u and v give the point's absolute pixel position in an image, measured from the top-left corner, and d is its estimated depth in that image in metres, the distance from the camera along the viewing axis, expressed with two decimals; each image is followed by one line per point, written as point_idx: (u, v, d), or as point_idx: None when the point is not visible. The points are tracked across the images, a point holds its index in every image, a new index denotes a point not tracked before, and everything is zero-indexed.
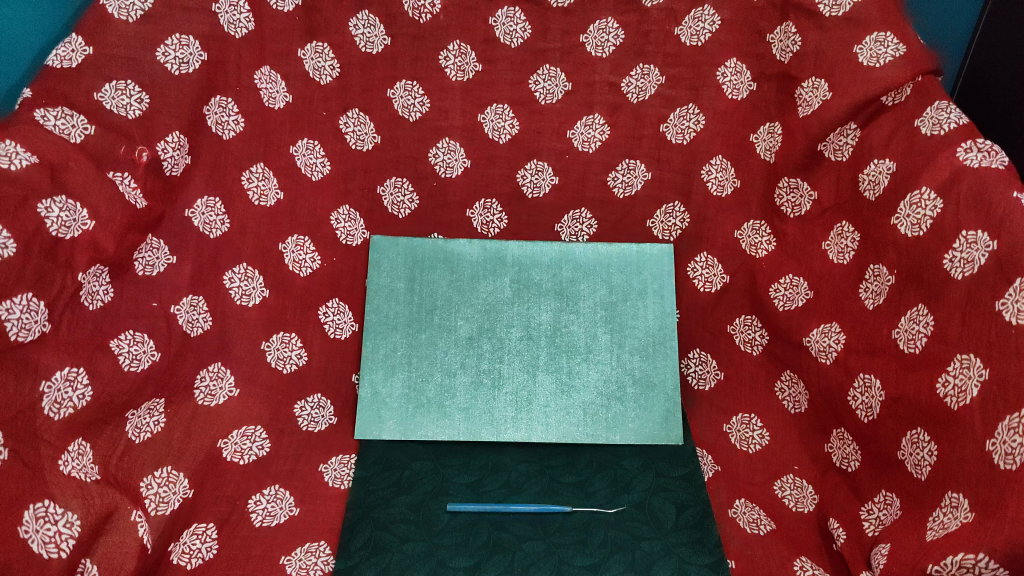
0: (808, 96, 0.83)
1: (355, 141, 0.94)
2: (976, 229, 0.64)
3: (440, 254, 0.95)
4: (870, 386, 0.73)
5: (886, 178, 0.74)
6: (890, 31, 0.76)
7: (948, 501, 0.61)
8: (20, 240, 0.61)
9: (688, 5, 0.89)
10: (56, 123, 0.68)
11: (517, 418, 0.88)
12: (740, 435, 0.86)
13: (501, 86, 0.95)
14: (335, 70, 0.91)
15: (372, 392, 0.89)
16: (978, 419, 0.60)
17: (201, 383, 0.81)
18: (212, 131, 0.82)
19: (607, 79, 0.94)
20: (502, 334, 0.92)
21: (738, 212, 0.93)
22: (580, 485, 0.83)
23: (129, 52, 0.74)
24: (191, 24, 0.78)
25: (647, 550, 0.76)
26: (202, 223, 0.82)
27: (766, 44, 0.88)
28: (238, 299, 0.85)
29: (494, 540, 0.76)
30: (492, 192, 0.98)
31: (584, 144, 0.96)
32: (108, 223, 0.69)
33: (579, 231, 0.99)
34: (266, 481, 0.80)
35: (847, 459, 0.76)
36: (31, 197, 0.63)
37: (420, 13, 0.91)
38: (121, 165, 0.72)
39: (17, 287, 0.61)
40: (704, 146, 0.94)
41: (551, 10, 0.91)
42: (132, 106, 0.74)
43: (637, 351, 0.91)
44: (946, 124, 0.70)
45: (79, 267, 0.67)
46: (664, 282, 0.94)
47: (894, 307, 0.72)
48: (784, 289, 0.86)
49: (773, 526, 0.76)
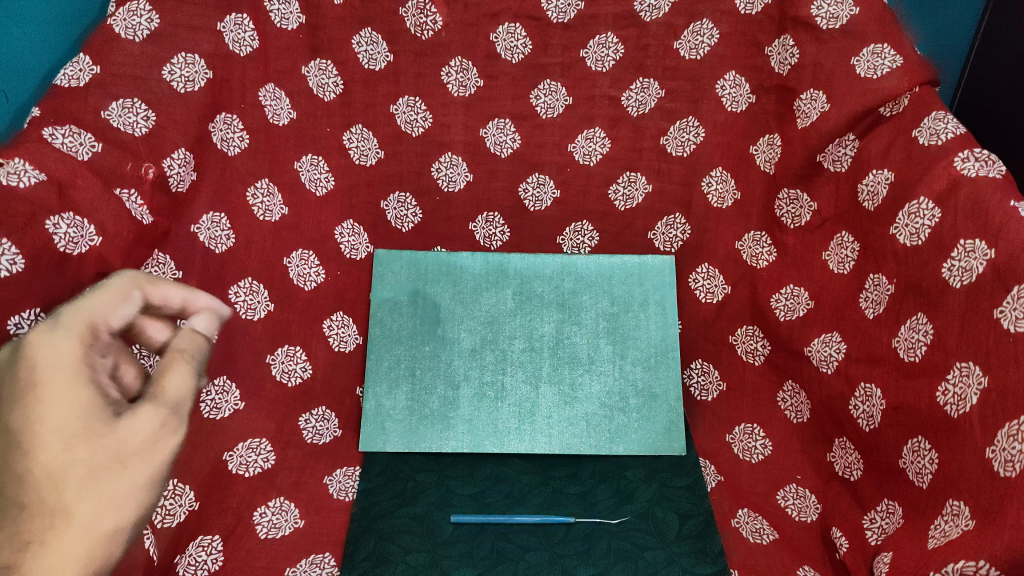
0: (806, 107, 0.84)
1: (359, 156, 0.95)
2: (973, 238, 0.64)
3: (443, 267, 0.96)
4: (871, 395, 0.73)
5: (885, 188, 0.75)
6: (887, 43, 0.77)
7: (949, 510, 0.62)
8: (28, 257, 0.63)
9: (687, 18, 0.91)
10: (65, 140, 0.69)
11: (520, 429, 0.89)
12: (742, 445, 0.87)
13: (502, 100, 0.96)
14: (338, 87, 0.93)
15: (376, 404, 0.89)
16: (977, 427, 0.60)
17: (207, 396, 0.78)
18: (217, 147, 0.83)
19: (607, 93, 0.95)
20: (505, 346, 0.92)
21: (739, 223, 0.94)
22: (584, 495, 0.83)
23: (135, 71, 0.75)
24: (196, 42, 0.79)
25: (651, 560, 0.76)
26: (208, 238, 0.82)
27: (764, 56, 0.89)
28: (244, 312, 0.84)
29: (498, 551, 0.77)
30: (494, 205, 0.99)
31: (585, 157, 0.97)
32: (115, 239, 0.71)
33: (580, 244, 0.99)
34: (272, 493, 0.79)
35: (850, 468, 0.76)
36: (39, 214, 0.64)
37: (422, 31, 0.93)
38: (128, 183, 0.73)
39: (24, 303, 0.62)
40: (704, 158, 0.94)
41: (551, 26, 0.94)
42: (139, 123, 0.74)
43: (639, 362, 0.92)
44: (943, 134, 0.70)
45: (86, 282, 0.68)
46: (665, 293, 0.94)
47: (894, 315, 0.72)
48: (785, 298, 0.87)
49: (776, 536, 0.77)
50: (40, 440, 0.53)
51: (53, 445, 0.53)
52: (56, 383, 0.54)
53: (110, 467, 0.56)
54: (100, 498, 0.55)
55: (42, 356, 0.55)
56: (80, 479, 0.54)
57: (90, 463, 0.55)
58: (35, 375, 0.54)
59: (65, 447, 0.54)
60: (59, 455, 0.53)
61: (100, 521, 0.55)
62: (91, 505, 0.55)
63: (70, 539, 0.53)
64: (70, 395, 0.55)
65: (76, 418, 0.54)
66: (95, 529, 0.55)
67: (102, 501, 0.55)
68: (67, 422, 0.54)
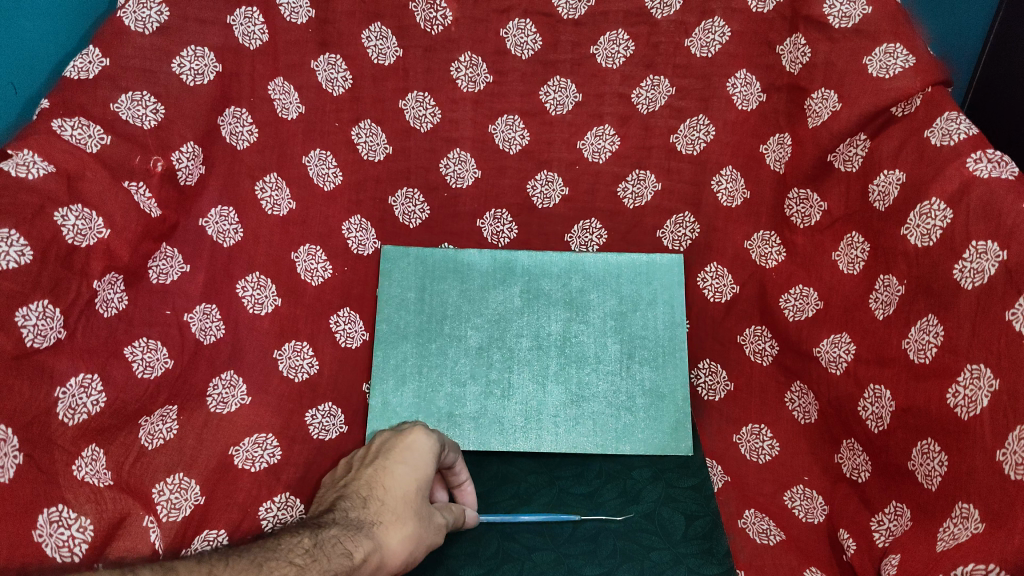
0: (818, 107, 0.84)
1: (367, 151, 0.95)
2: (985, 239, 0.64)
3: (450, 264, 0.95)
4: (881, 396, 0.73)
5: (896, 189, 0.74)
6: (899, 43, 0.77)
7: (958, 512, 0.61)
8: (37, 248, 0.63)
9: (699, 16, 0.91)
10: (74, 132, 0.70)
11: (526, 428, 0.88)
12: (750, 446, 0.86)
13: (512, 97, 0.96)
14: (348, 82, 0.92)
15: (382, 401, 0.89)
16: (987, 430, 0.60)
17: (213, 391, 0.80)
18: (226, 141, 0.83)
19: (617, 90, 0.95)
20: (512, 344, 0.92)
21: (748, 222, 0.93)
22: (589, 495, 0.84)
23: (144, 63, 0.76)
24: (206, 36, 0.80)
25: (656, 560, 0.80)
26: (215, 232, 0.82)
27: (776, 55, 0.88)
28: (250, 307, 0.85)
29: (504, 550, 0.80)
30: (503, 202, 0.98)
31: (594, 155, 0.97)
32: (123, 231, 0.71)
33: (588, 241, 0.99)
34: (277, 488, 0.80)
35: (858, 470, 0.75)
36: (47, 206, 0.65)
37: (432, 26, 0.93)
38: (137, 175, 0.73)
39: (33, 294, 0.62)
40: (715, 157, 0.94)
41: (561, 22, 0.93)
42: (148, 116, 0.75)
43: (647, 362, 0.91)
44: (955, 135, 0.70)
45: (94, 275, 0.68)
46: (673, 293, 0.93)
47: (904, 317, 0.72)
48: (794, 298, 0.86)
49: (782, 537, 0.78)
50: (398, 467, 0.70)
51: (398, 473, 0.70)
52: (421, 448, 0.72)
53: (422, 517, 0.69)
54: (413, 534, 0.67)
55: (422, 434, 0.73)
56: (412, 504, 0.68)
57: (416, 495, 0.69)
58: (413, 436, 0.73)
59: (406, 476, 0.69)
60: (402, 476, 0.69)
61: (406, 552, 0.66)
62: (410, 529, 0.67)
63: (385, 539, 0.65)
64: (426, 456, 0.72)
65: (426, 469, 0.71)
66: (401, 552, 0.65)
67: (415, 536, 0.67)
68: (419, 467, 0.71)
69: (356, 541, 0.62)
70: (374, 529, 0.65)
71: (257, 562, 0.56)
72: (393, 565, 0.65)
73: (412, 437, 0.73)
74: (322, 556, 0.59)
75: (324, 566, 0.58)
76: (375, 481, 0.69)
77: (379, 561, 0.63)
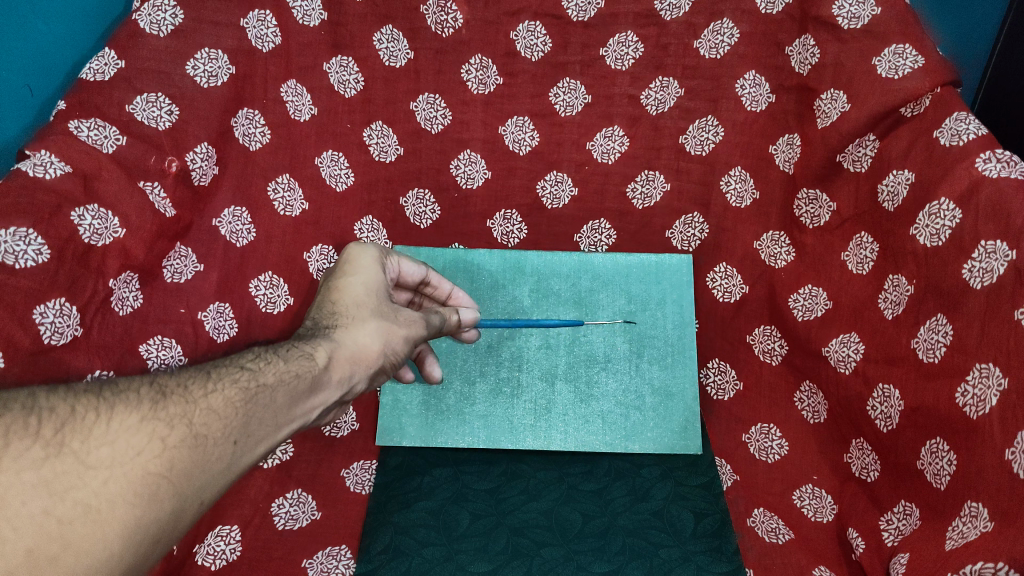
0: (827, 108, 0.84)
1: (379, 153, 0.95)
2: (994, 239, 0.64)
3: (460, 264, 0.94)
4: (889, 395, 0.74)
5: (905, 189, 0.74)
6: (908, 44, 0.77)
7: (967, 511, 0.61)
8: (54, 246, 0.65)
9: (707, 18, 0.91)
10: (90, 133, 0.72)
11: (536, 426, 0.89)
12: (758, 445, 0.86)
13: (522, 98, 0.97)
14: (359, 83, 0.93)
15: (392, 399, 0.90)
16: (997, 429, 0.61)
17: None
18: (239, 142, 0.85)
19: (627, 92, 0.95)
20: (521, 344, 0.92)
21: (757, 222, 0.93)
22: (599, 492, 0.84)
23: (159, 66, 0.77)
24: (219, 39, 0.81)
25: (665, 558, 0.78)
26: (229, 232, 0.84)
27: (785, 56, 0.89)
28: (263, 306, 0.86)
29: (514, 546, 0.79)
30: (512, 203, 0.99)
31: (603, 156, 0.97)
32: (139, 230, 0.73)
33: (597, 242, 0.99)
34: (289, 485, 0.83)
35: (867, 469, 0.76)
36: (64, 205, 0.67)
37: (443, 28, 0.93)
38: (152, 175, 0.75)
39: (51, 292, 0.65)
40: (723, 158, 0.94)
41: (571, 24, 0.94)
42: (162, 118, 0.76)
43: (656, 362, 0.91)
44: (964, 135, 0.70)
45: (110, 273, 0.71)
46: (682, 292, 0.93)
47: (913, 316, 0.72)
48: (803, 298, 0.86)
49: (791, 536, 0.77)
50: (344, 280, 0.66)
51: (345, 283, 0.65)
52: (362, 256, 0.69)
53: (385, 312, 0.64)
54: (380, 328, 0.63)
55: (358, 249, 0.70)
56: (368, 305, 0.64)
57: (370, 296, 0.65)
58: (348, 251, 0.69)
59: (353, 283, 0.65)
60: (348, 285, 0.65)
61: (378, 342, 0.62)
62: (374, 325, 0.62)
63: (348, 337, 0.60)
64: (367, 264, 0.68)
65: (373, 274, 0.67)
66: (371, 344, 0.61)
67: (383, 329, 0.63)
68: (364, 274, 0.67)
69: (314, 345, 0.58)
70: (331, 332, 0.60)
71: (207, 371, 0.54)
72: (369, 359, 0.61)
73: (348, 252, 0.69)
74: (276, 360, 0.55)
75: (280, 368, 0.54)
76: (325, 298, 0.65)
77: (348, 357, 0.59)
